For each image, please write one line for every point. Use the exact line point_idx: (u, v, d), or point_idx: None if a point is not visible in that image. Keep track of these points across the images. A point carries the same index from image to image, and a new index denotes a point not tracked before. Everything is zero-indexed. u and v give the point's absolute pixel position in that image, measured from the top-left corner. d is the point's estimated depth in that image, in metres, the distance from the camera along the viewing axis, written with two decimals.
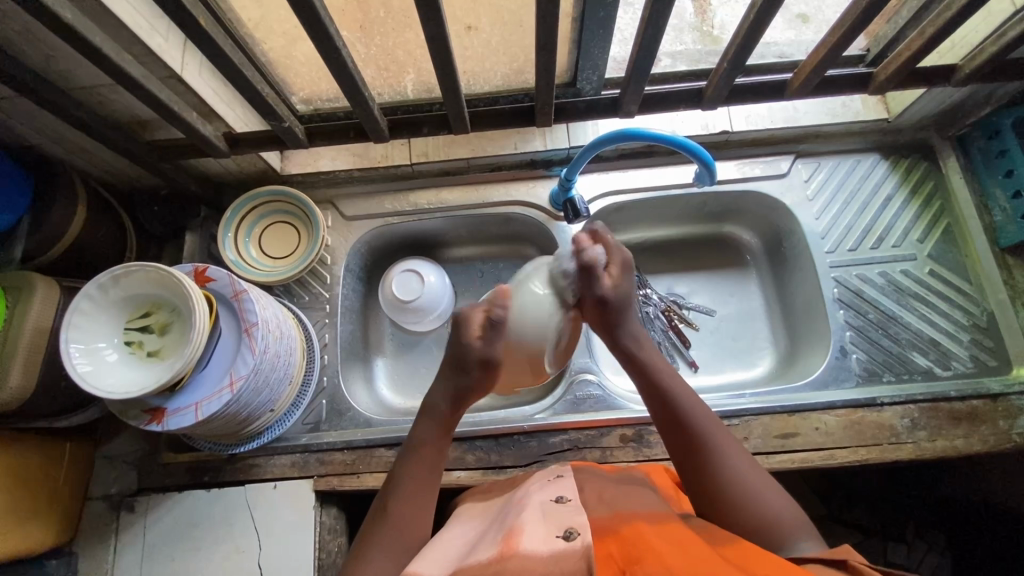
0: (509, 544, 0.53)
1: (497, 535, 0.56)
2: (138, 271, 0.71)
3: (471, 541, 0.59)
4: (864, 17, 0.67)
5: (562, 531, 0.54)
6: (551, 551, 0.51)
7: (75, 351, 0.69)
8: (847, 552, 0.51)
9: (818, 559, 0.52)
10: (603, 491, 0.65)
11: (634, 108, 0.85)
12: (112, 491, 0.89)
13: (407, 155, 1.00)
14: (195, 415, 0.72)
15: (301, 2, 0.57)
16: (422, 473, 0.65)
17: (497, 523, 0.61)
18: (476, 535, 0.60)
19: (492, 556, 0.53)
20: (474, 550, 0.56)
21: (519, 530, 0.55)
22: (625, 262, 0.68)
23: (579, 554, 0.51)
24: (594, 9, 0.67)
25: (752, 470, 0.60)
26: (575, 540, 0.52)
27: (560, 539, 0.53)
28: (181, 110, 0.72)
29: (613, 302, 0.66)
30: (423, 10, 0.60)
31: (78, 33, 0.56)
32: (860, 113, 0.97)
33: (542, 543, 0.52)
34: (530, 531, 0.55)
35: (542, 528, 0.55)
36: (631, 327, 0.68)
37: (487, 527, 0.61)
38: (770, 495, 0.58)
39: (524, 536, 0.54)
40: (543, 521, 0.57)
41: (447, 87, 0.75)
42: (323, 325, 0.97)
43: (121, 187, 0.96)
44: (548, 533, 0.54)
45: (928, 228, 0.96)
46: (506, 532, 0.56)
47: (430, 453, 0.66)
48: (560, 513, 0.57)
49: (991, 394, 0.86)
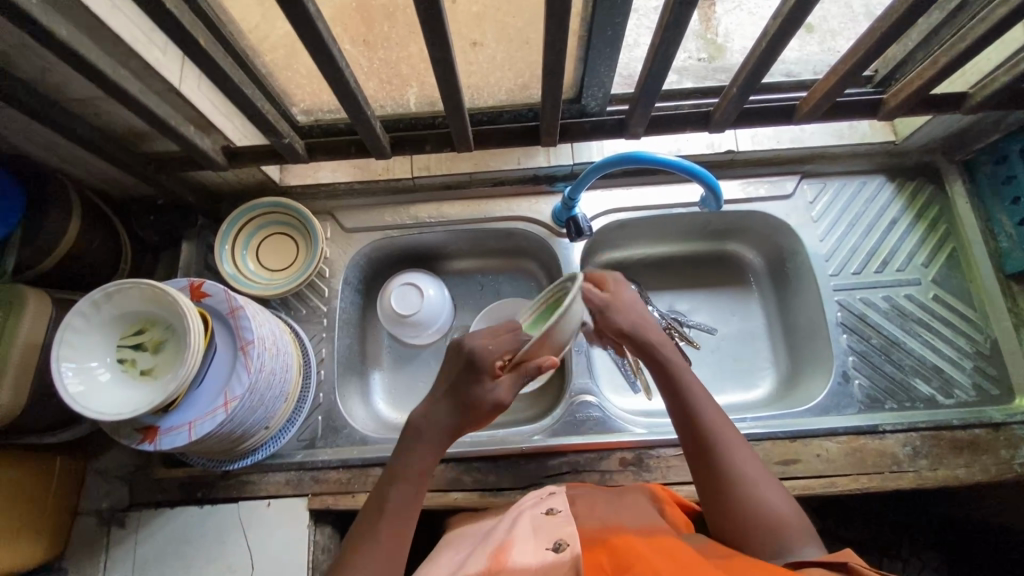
0: (498, 560, 0.53)
1: (489, 550, 0.56)
2: (131, 288, 0.69)
3: (466, 556, 0.59)
4: (877, 46, 0.66)
5: (551, 544, 0.54)
6: (539, 563, 0.51)
7: (68, 370, 0.67)
8: (847, 556, 0.53)
9: (817, 562, 0.53)
10: (594, 504, 0.65)
11: (640, 129, 0.83)
12: (103, 505, 0.88)
13: (409, 169, 0.99)
14: (188, 435, 0.70)
15: (303, 23, 0.55)
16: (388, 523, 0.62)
17: (488, 540, 0.60)
18: (470, 550, 0.60)
19: (483, 570, 0.53)
20: (465, 565, 0.56)
21: (509, 546, 0.55)
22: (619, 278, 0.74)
23: (567, 564, 0.50)
24: (602, 28, 0.65)
25: (762, 476, 0.63)
26: (564, 551, 0.52)
27: (549, 552, 0.52)
28: (178, 124, 0.70)
29: (614, 310, 0.71)
30: (429, 34, 0.58)
31: (71, 49, 0.54)
32: (867, 135, 0.96)
33: (531, 557, 0.52)
34: (520, 546, 0.54)
35: (532, 543, 0.55)
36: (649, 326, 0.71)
37: (478, 544, 0.61)
38: (774, 494, 0.61)
39: (514, 552, 0.54)
40: (533, 536, 0.56)
41: (451, 106, 0.73)
42: (320, 339, 0.95)
43: (116, 195, 0.94)
44: (538, 548, 0.53)
45: (933, 252, 0.96)
46: (497, 549, 0.55)
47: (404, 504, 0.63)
48: (550, 526, 0.57)
49: (993, 423, 0.85)
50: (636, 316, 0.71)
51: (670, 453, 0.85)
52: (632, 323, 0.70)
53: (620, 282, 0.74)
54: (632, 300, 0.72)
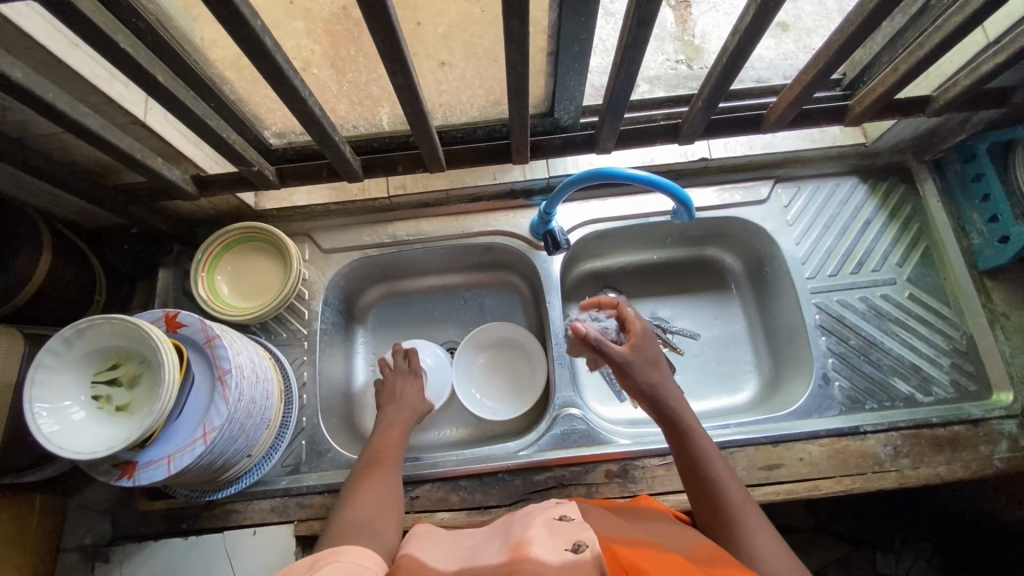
0: (519, 553, 0.49)
1: (504, 548, 0.52)
2: (104, 323, 0.69)
3: (478, 550, 0.56)
4: (836, 57, 0.67)
5: (571, 544, 0.49)
6: (561, 560, 0.47)
7: (41, 410, 0.67)
8: None
9: None
10: (603, 518, 0.60)
11: (610, 144, 0.84)
12: (86, 541, 0.87)
13: (385, 188, 0.99)
14: (167, 469, 0.70)
15: (261, 57, 0.55)
16: (377, 472, 0.73)
17: (497, 542, 0.56)
18: (483, 550, 0.56)
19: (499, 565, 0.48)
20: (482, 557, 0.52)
21: (527, 543, 0.51)
22: (644, 329, 0.75)
23: (590, 563, 0.46)
24: (568, 45, 0.64)
25: (775, 547, 0.58)
26: (585, 550, 0.48)
27: (569, 551, 0.48)
28: (144, 157, 0.69)
29: (636, 366, 0.71)
30: (390, 63, 0.58)
31: (28, 90, 0.53)
32: (837, 138, 0.97)
33: (551, 554, 0.48)
34: (539, 545, 0.50)
35: (551, 543, 0.51)
36: (659, 382, 0.71)
37: (490, 543, 0.57)
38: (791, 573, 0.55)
39: (533, 548, 0.50)
40: (551, 537, 0.52)
41: (420, 129, 0.73)
42: (301, 363, 0.95)
43: (88, 225, 0.93)
44: (557, 546, 0.49)
45: (907, 252, 0.97)
46: (515, 544, 0.51)
47: (391, 449, 0.78)
48: (567, 530, 0.53)
49: (972, 419, 0.86)
50: (655, 377, 0.71)
51: (655, 464, 0.86)
52: (650, 382, 0.71)
53: (645, 333, 0.75)
54: (653, 356, 0.73)
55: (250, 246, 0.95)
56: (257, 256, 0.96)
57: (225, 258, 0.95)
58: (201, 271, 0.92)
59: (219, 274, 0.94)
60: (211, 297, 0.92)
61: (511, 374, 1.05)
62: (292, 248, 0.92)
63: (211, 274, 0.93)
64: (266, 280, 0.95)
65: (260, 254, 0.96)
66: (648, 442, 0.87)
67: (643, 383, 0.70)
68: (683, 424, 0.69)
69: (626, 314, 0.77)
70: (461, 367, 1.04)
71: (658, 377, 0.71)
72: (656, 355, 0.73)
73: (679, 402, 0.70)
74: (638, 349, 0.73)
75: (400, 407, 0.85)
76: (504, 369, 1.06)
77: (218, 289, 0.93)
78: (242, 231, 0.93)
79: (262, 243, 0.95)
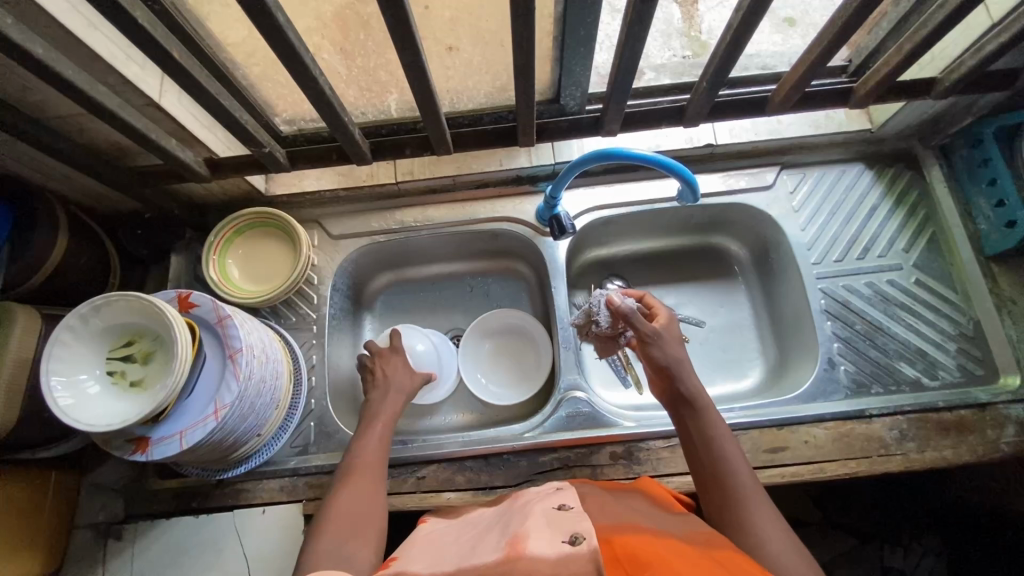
0: (514, 549, 0.49)
1: (501, 543, 0.52)
2: (120, 300, 0.70)
3: (474, 545, 0.56)
4: (841, 35, 0.67)
5: (568, 537, 0.50)
6: (557, 554, 0.47)
7: (57, 384, 0.68)
8: None
9: None
10: (604, 504, 0.61)
11: (615, 125, 0.85)
12: (99, 519, 0.89)
13: (393, 174, 1.01)
14: (179, 444, 0.71)
15: (274, 34, 0.56)
16: (367, 462, 0.72)
17: (495, 536, 0.56)
18: (482, 543, 0.56)
19: (496, 562, 0.48)
20: (477, 553, 0.52)
21: (523, 538, 0.51)
22: (669, 316, 0.79)
23: (585, 556, 0.46)
24: (574, 28, 0.65)
25: (777, 526, 0.59)
26: (581, 544, 0.48)
27: (566, 544, 0.48)
28: (159, 138, 0.71)
29: (662, 341, 0.74)
30: (398, 39, 0.59)
31: (49, 67, 0.55)
32: (843, 123, 0.98)
33: (547, 547, 0.48)
34: (535, 538, 0.50)
35: (547, 536, 0.51)
36: (681, 359, 0.73)
37: (489, 536, 0.57)
38: (793, 555, 0.56)
39: (529, 543, 0.50)
40: (548, 528, 0.52)
41: (428, 110, 0.74)
42: (311, 346, 0.96)
43: (103, 211, 0.96)
44: (553, 539, 0.49)
45: (914, 237, 0.97)
46: (511, 540, 0.51)
47: (374, 441, 0.75)
48: (564, 520, 0.54)
49: (979, 404, 0.86)
50: (678, 352, 0.73)
51: (659, 446, 0.86)
52: (673, 356, 0.72)
53: (670, 319, 0.78)
54: (676, 337, 0.76)
55: (259, 231, 0.97)
56: (267, 241, 0.97)
57: (235, 244, 0.96)
58: (213, 257, 0.93)
59: (230, 259, 0.96)
60: (223, 282, 0.93)
61: (517, 363, 1.06)
62: (301, 231, 0.94)
63: (223, 260, 0.95)
64: (275, 264, 0.96)
65: (270, 239, 0.97)
66: (653, 424, 0.87)
67: (666, 356, 0.72)
68: (696, 404, 0.70)
69: (652, 303, 0.82)
70: (469, 356, 1.06)
71: (681, 354, 0.74)
72: (677, 337, 0.76)
73: (694, 380, 0.71)
74: (665, 329, 0.76)
75: (394, 392, 0.84)
76: (510, 357, 1.06)
77: (229, 273, 0.95)
78: (251, 216, 0.95)
79: (274, 228, 0.97)
